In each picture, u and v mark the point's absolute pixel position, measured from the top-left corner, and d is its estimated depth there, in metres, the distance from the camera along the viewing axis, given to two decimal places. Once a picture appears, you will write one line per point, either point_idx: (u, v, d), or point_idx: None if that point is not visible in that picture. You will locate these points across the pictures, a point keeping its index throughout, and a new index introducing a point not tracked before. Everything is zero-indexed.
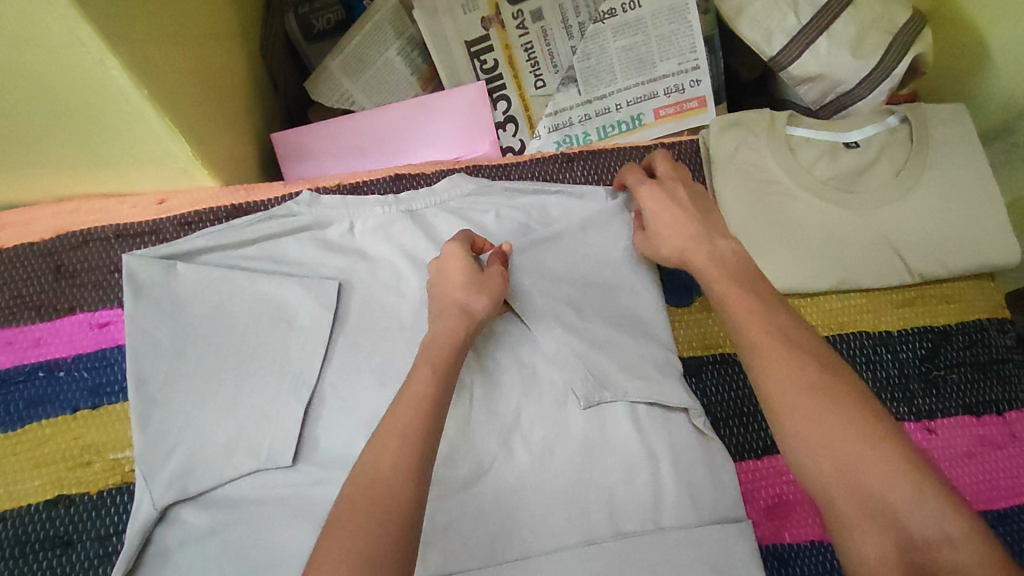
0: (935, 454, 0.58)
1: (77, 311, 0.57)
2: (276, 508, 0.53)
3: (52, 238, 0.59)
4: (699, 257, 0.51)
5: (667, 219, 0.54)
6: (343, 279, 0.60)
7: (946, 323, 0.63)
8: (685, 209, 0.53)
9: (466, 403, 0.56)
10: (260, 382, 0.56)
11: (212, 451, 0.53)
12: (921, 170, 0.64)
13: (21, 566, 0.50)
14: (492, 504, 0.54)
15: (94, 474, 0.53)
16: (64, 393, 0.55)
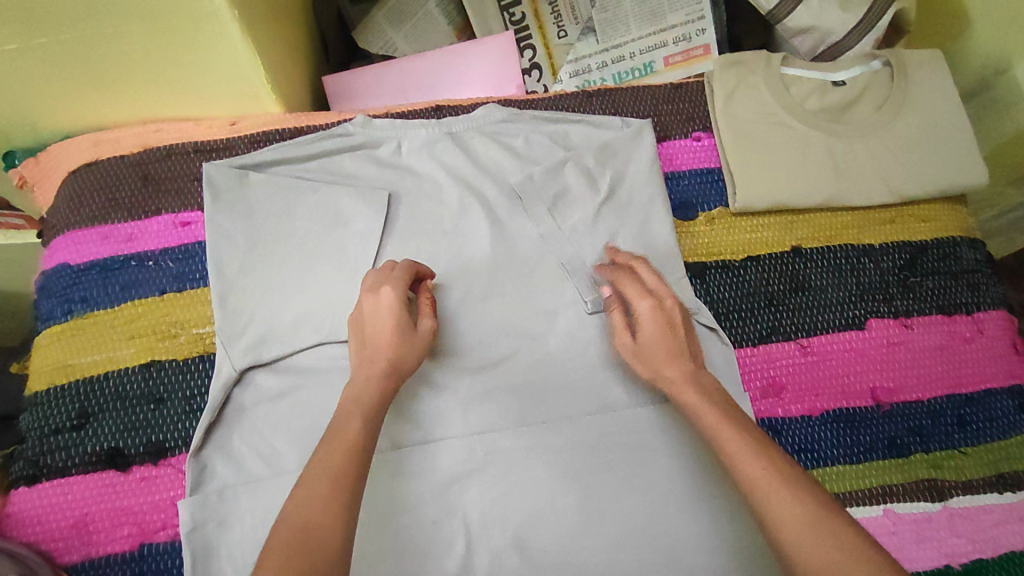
0: (912, 345, 0.66)
1: (163, 213, 0.66)
2: (337, 375, 0.61)
3: (141, 152, 0.68)
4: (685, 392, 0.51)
5: (664, 347, 0.54)
6: (392, 190, 0.68)
7: (923, 239, 0.71)
8: (677, 338, 0.54)
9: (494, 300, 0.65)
10: (321, 274, 0.64)
11: (280, 329, 0.61)
12: (901, 103, 0.73)
13: (121, 416, 0.58)
14: (522, 380, 0.62)
15: (180, 345, 0.61)
16: (154, 279, 0.63)
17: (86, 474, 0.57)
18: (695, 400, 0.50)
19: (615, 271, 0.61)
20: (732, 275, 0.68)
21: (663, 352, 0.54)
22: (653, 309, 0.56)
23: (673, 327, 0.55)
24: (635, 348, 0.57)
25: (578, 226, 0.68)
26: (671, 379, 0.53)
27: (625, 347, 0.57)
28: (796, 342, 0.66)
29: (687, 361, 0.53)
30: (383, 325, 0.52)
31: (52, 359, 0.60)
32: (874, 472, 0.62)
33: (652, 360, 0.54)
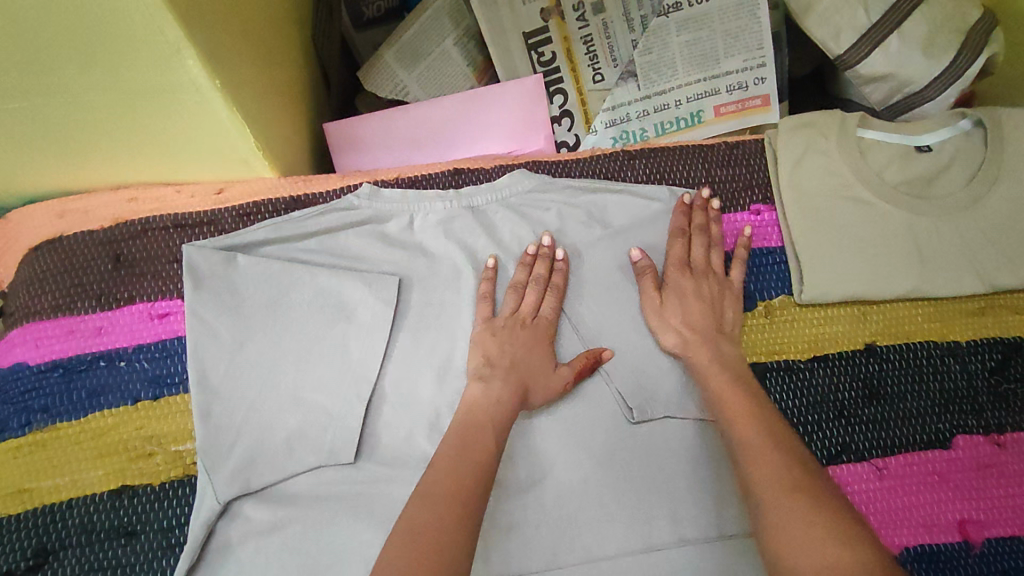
0: (1006, 469, 0.57)
1: (137, 301, 0.57)
2: (340, 504, 0.52)
3: (113, 228, 0.59)
4: (699, 353, 0.55)
5: (695, 314, 0.57)
6: (403, 274, 0.59)
7: (1018, 335, 0.61)
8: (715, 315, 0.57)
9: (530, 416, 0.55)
10: (319, 380, 0.55)
11: (273, 446, 0.53)
12: (997, 173, 0.62)
13: (87, 555, 0.50)
14: (554, 509, 0.53)
15: (156, 465, 0.53)
16: (125, 384, 0.54)
17: None
18: (707, 364, 0.54)
19: (689, 229, 0.61)
20: (796, 380, 0.59)
21: (690, 312, 0.57)
22: (687, 279, 0.59)
23: (698, 298, 0.58)
24: (663, 312, 0.58)
25: (565, 328, 0.59)
26: (686, 337, 0.56)
27: (648, 299, 0.58)
28: (871, 463, 0.56)
29: (711, 326, 0.57)
30: (532, 347, 0.55)
31: (6, 484, 0.52)
32: None
33: (676, 321, 0.57)
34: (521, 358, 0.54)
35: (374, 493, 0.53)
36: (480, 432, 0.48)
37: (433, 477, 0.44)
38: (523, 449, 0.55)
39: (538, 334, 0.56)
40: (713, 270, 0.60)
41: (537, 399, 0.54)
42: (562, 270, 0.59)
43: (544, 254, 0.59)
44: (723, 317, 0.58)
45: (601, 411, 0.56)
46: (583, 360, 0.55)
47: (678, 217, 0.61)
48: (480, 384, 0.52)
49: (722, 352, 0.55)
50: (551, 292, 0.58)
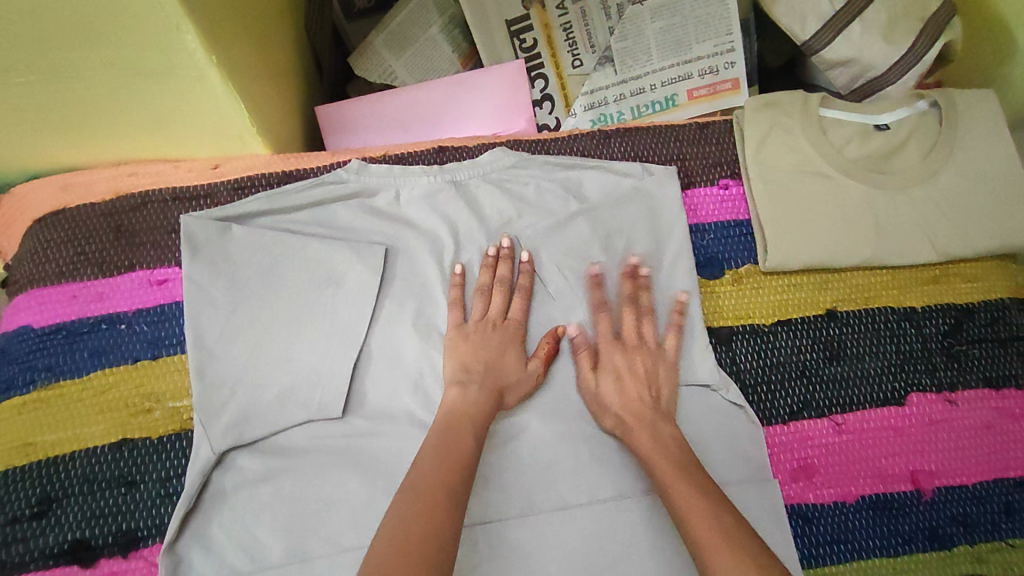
0: (956, 423, 0.60)
1: (137, 269, 0.60)
2: (328, 456, 0.55)
3: (114, 200, 0.62)
4: (642, 436, 0.55)
5: (631, 395, 0.58)
6: (390, 244, 0.62)
7: (969, 301, 0.65)
8: (645, 395, 0.58)
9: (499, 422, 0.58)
10: (310, 341, 0.58)
11: (266, 402, 0.56)
12: (947, 154, 0.66)
13: (88, 502, 0.53)
14: (530, 461, 0.57)
15: (155, 420, 0.56)
16: (125, 345, 0.58)
17: (50, 569, 0.51)
18: (647, 444, 0.54)
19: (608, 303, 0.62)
20: (761, 342, 0.62)
21: (624, 395, 0.58)
22: (620, 356, 0.60)
23: (636, 377, 0.59)
24: (600, 393, 0.58)
25: (540, 296, 0.63)
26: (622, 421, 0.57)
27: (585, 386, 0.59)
28: (831, 419, 0.60)
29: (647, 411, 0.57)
30: (504, 348, 0.59)
31: (11, 438, 0.55)
32: (914, 566, 0.56)
33: (614, 404, 0.58)
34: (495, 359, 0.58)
35: (361, 446, 0.56)
36: (457, 438, 0.52)
37: (414, 478, 0.48)
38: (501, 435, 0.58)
39: (509, 336, 0.60)
40: (649, 352, 0.60)
41: (511, 398, 0.58)
42: (526, 269, 0.62)
43: (506, 256, 0.62)
44: (661, 396, 0.58)
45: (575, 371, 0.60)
46: (546, 346, 0.60)
47: (595, 291, 0.62)
48: (459, 389, 0.56)
49: (659, 432, 0.55)
50: (517, 293, 0.61)
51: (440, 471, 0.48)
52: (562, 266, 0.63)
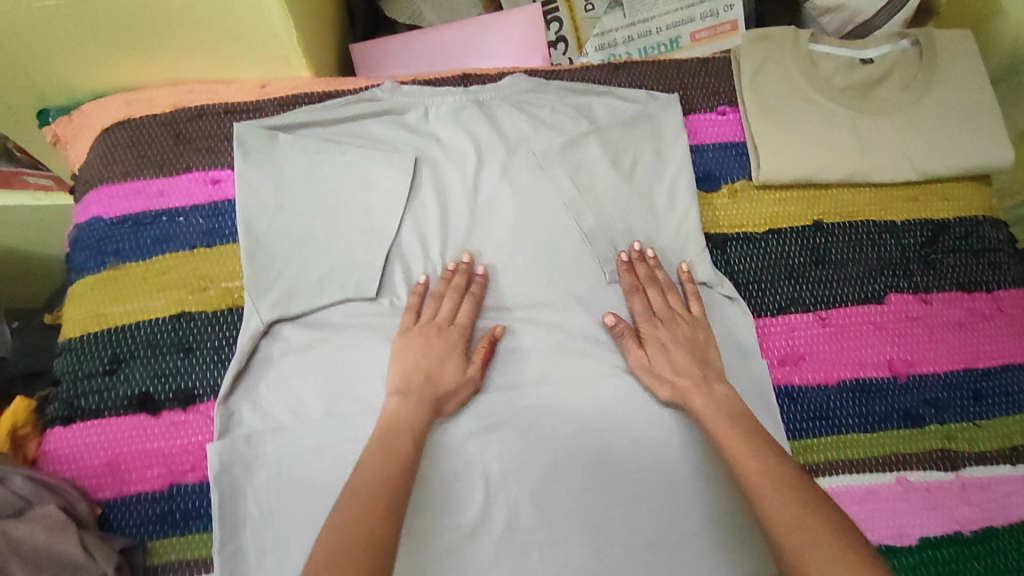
0: (931, 320, 0.66)
1: (194, 170, 0.67)
2: (364, 331, 0.62)
3: (174, 112, 0.69)
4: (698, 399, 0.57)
5: (680, 360, 0.60)
6: (420, 155, 0.68)
7: (945, 217, 0.71)
8: (689, 357, 0.60)
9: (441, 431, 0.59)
10: (348, 234, 0.65)
11: (309, 284, 0.63)
12: (928, 84, 0.72)
13: (153, 363, 0.60)
14: (542, 342, 0.63)
15: (210, 297, 0.63)
16: (183, 234, 0.65)
17: (120, 417, 0.58)
18: (702, 404, 0.57)
19: (639, 283, 0.64)
20: (754, 247, 0.68)
21: (670, 367, 0.60)
22: (663, 330, 0.61)
23: (680, 344, 0.61)
24: (650, 363, 0.61)
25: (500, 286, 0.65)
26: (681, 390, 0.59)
27: (639, 362, 0.61)
28: (815, 313, 0.66)
29: (694, 371, 0.59)
30: (445, 357, 0.59)
31: (87, 308, 0.62)
32: (889, 440, 0.62)
33: (665, 371, 0.60)
34: (434, 368, 0.59)
35: (387, 326, 0.63)
36: (396, 448, 0.52)
37: (356, 482, 0.49)
38: (444, 446, 0.59)
39: (448, 343, 0.60)
40: (687, 319, 0.62)
41: (452, 404, 0.59)
42: (480, 282, 0.64)
43: (462, 270, 0.64)
44: (706, 353, 0.61)
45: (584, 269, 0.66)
46: (483, 347, 0.61)
47: (626, 273, 0.65)
48: (398, 400, 0.57)
49: (711, 395, 0.57)
50: (467, 300, 0.63)
51: (382, 481, 0.49)
52: (507, 269, 0.65)
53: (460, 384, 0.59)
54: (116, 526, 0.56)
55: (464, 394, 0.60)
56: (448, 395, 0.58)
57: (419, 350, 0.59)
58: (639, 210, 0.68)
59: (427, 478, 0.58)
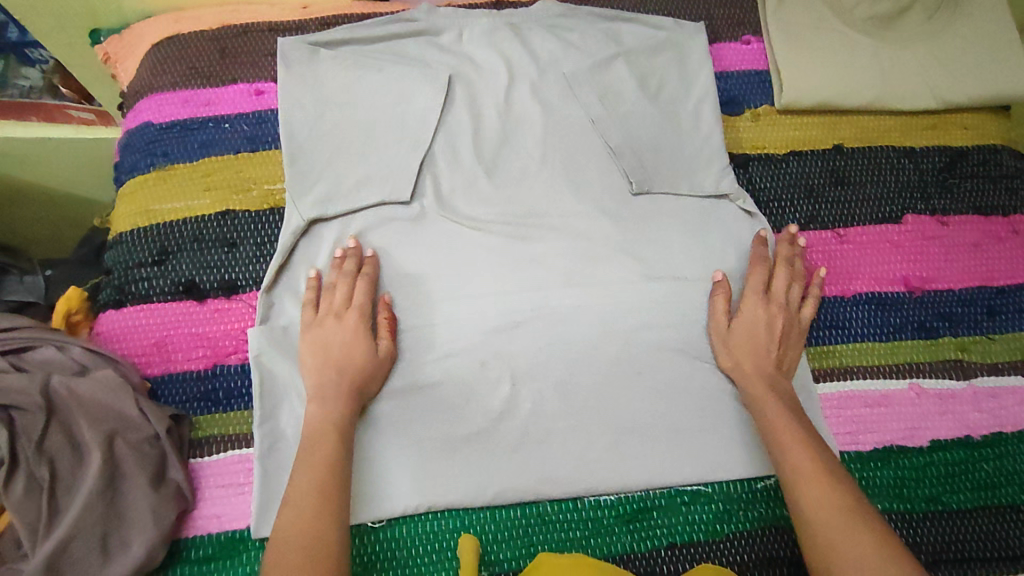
0: (946, 239, 0.68)
1: (238, 82, 0.70)
2: (398, 233, 0.65)
3: (220, 29, 0.72)
4: (755, 383, 0.60)
5: (758, 342, 0.61)
6: (454, 72, 0.70)
7: (964, 144, 0.73)
8: (770, 345, 0.61)
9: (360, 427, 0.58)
10: (384, 143, 0.67)
11: (346, 186, 0.65)
12: (950, 17, 0.74)
13: (199, 254, 0.63)
14: (570, 250, 0.65)
15: (253, 198, 0.66)
16: (229, 140, 0.68)
17: (169, 302, 0.62)
18: (762, 390, 0.59)
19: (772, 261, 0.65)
20: (775, 168, 0.70)
21: (747, 348, 0.61)
22: (760, 308, 0.62)
23: (771, 330, 0.62)
24: (727, 336, 0.62)
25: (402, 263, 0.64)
26: (748, 372, 0.60)
27: (718, 332, 0.62)
28: (833, 231, 0.68)
29: (767, 361, 0.61)
30: (351, 349, 0.58)
31: (137, 204, 0.66)
32: (903, 349, 0.64)
33: (737, 346, 0.61)
34: (339, 367, 0.57)
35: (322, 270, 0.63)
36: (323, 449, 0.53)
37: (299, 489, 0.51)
38: (376, 430, 0.58)
39: (345, 332, 0.59)
40: (793, 313, 0.63)
41: (373, 388, 0.58)
42: (371, 261, 0.62)
43: (351, 254, 0.62)
44: (785, 354, 0.62)
45: (611, 185, 0.68)
46: (384, 321, 0.60)
47: (760, 249, 0.65)
48: (316, 405, 0.56)
49: (778, 389, 0.59)
50: (360, 282, 0.61)
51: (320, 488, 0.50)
52: (419, 255, 0.64)
53: (378, 364, 0.59)
54: (164, 400, 0.59)
55: (381, 374, 0.59)
56: (366, 382, 0.58)
57: (320, 347, 0.58)
58: (665, 131, 0.70)
59: (371, 456, 0.58)
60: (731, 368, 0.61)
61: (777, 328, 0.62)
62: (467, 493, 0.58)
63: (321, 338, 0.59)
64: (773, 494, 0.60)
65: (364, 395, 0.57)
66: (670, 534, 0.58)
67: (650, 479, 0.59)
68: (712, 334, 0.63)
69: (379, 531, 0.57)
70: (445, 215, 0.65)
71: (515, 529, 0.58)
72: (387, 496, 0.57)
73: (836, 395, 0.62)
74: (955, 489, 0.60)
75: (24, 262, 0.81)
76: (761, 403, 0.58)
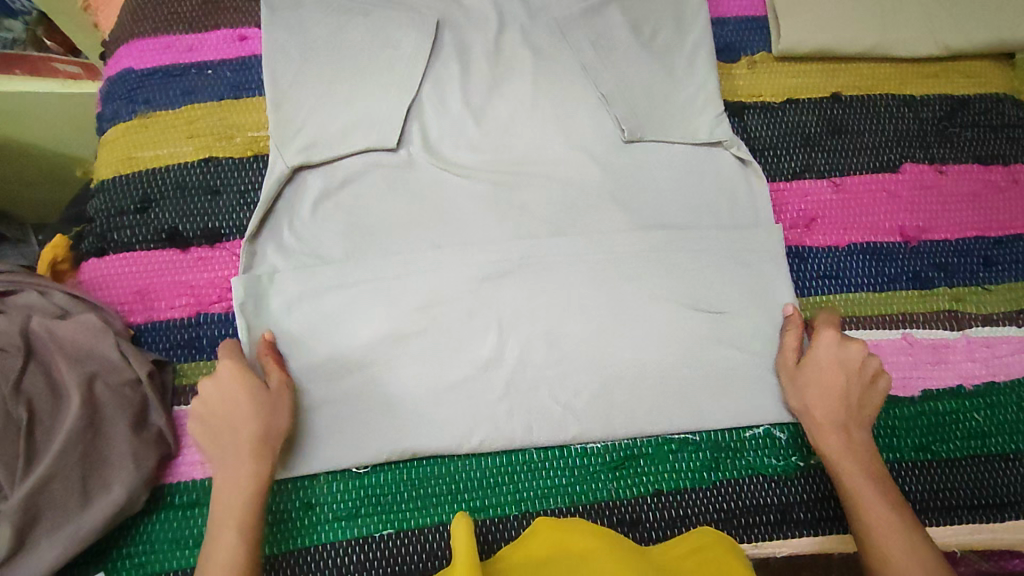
0: (945, 189, 0.67)
1: (221, 28, 0.69)
2: (383, 183, 0.63)
3: None
4: (825, 432, 0.56)
5: (827, 392, 0.57)
6: (443, 19, 0.68)
7: (965, 92, 0.71)
8: (846, 390, 0.57)
9: (317, 425, 0.57)
10: (371, 90, 0.65)
11: (332, 133, 0.63)
12: None
13: (181, 202, 0.62)
14: (560, 201, 0.64)
15: (237, 145, 0.65)
16: (211, 86, 0.66)
17: (151, 251, 0.61)
18: (838, 445, 0.56)
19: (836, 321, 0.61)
20: (771, 116, 0.69)
21: (817, 394, 0.58)
22: (830, 358, 0.58)
23: (843, 383, 0.57)
24: (798, 379, 0.59)
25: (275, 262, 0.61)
26: (818, 419, 0.57)
27: (785, 369, 0.60)
28: (829, 180, 0.67)
29: (844, 408, 0.57)
30: (241, 407, 0.53)
31: (119, 152, 0.64)
32: (896, 300, 0.63)
33: (807, 391, 0.58)
34: (229, 427, 0.53)
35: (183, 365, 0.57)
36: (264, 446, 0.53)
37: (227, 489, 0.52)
38: (362, 386, 0.58)
39: (224, 383, 0.54)
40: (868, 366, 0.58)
41: (280, 421, 0.55)
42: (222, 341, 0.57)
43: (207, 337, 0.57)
44: (857, 407, 0.57)
45: (602, 135, 0.66)
46: (269, 358, 0.56)
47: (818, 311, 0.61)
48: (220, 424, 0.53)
49: (851, 444, 0.55)
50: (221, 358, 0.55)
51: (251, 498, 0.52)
52: (320, 250, 0.61)
53: (279, 394, 0.55)
54: (148, 346, 0.59)
55: (289, 403, 0.56)
56: (263, 429, 0.53)
57: (212, 439, 0.53)
58: (659, 77, 0.67)
59: (359, 408, 0.58)
60: (800, 410, 0.58)
61: (847, 380, 0.57)
62: (453, 441, 0.57)
63: (207, 403, 0.54)
64: (763, 443, 0.60)
65: (255, 414, 0.54)
66: (657, 481, 0.58)
67: (638, 427, 0.59)
68: (779, 370, 0.60)
69: (366, 477, 0.57)
70: (433, 163, 0.64)
71: (501, 475, 0.58)
72: (374, 445, 0.57)
73: None
74: (946, 438, 0.59)
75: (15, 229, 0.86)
76: (836, 456, 0.55)
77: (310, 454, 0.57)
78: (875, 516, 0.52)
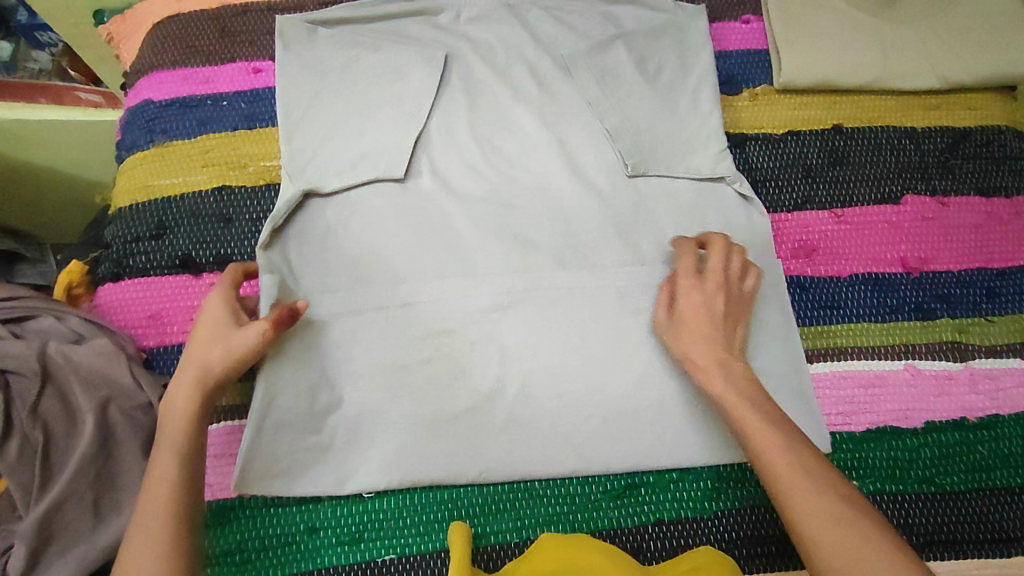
0: (947, 220, 0.68)
1: (237, 60, 0.71)
2: (390, 211, 0.65)
3: (220, 8, 0.73)
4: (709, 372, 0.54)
5: (699, 330, 0.56)
6: (450, 53, 0.70)
7: (966, 125, 0.72)
8: (716, 331, 0.55)
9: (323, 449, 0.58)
10: (380, 122, 0.66)
11: (340, 163, 0.65)
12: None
13: (195, 229, 0.64)
14: (562, 231, 0.65)
15: (249, 174, 0.67)
16: (226, 117, 0.69)
17: (165, 276, 0.63)
18: (715, 378, 0.53)
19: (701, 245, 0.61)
20: (773, 148, 0.70)
21: (696, 335, 0.55)
22: (693, 289, 0.57)
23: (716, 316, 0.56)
24: (668, 331, 0.57)
25: (295, 252, 0.63)
26: (699, 362, 0.54)
27: (659, 324, 0.58)
28: (830, 210, 0.68)
29: (714, 347, 0.55)
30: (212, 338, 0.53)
31: (136, 180, 0.66)
32: (898, 331, 0.64)
33: (677, 342, 0.56)
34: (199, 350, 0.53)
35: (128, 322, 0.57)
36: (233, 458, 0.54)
37: None
38: (365, 411, 0.59)
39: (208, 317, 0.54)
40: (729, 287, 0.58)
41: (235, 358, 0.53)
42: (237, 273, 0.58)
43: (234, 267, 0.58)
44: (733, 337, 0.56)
45: (604, 164, 0.68)
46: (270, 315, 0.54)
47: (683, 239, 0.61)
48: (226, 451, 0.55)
49: (731, 373, 0.53)
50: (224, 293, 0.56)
51: None
52: (329, 273, 0.63)
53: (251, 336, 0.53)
54: (158, 370, 0.60)
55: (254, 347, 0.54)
56: (215, 357, 0.53)
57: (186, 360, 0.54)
58: (661, 110, 0.69)
59: (363, 433, 0.59)
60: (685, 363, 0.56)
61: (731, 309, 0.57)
62: (455, 469, 0.58)
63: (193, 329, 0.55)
64: None
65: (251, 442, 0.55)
66: (657, 511, 0.59)
67: (639, 457, 0.60)
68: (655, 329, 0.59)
69: (369, 503, 0.58)
70: (439, 192, 0.66)
71: (502, 502, 0.59)
72: (377, 471, 0.58)
73: (831, 374, 0.62)
74: (949, 471, 0.59)
75: (34, 251, 0.88)
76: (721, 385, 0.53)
77: (316, 479, 0.58)
78: (760, 434, 0.48)
